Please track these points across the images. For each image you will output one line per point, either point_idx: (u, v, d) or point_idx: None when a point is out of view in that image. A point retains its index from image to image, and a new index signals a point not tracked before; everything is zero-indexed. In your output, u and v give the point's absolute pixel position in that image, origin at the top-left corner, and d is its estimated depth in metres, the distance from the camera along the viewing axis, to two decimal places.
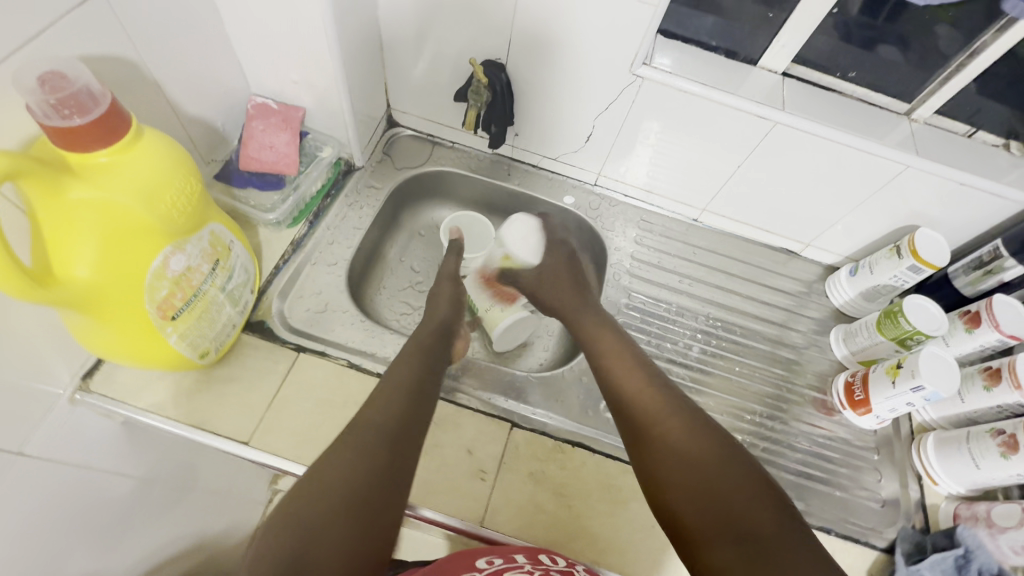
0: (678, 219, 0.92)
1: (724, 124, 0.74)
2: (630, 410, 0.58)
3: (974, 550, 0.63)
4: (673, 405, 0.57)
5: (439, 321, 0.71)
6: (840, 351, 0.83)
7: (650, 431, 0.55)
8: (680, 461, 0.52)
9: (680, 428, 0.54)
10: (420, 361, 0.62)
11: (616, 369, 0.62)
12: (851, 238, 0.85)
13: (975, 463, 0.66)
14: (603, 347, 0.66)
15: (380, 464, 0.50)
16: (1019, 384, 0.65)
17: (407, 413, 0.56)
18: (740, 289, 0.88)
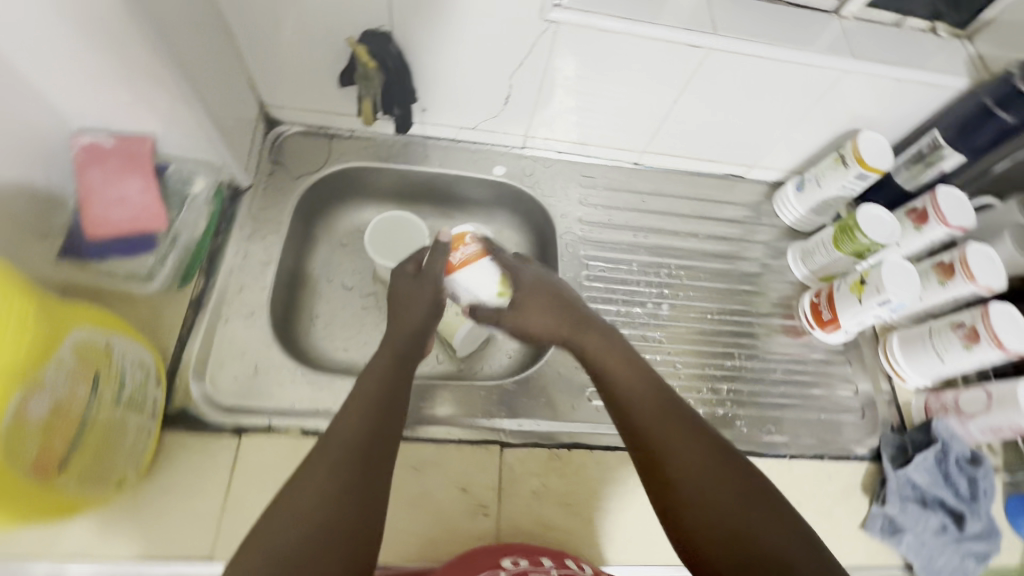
0: (619, 166, 0.85)
1: (656, 59, 0.66)
2: (640, 434, 0.47)
3: (948, 439, 0.67)
4: (692, 425, 0.47)
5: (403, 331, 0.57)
6: (800, 272, 0.82)
7: (671, 458, 0.45)
8: (698, 481, 0.44)
9: (700, 456, 0.45)
10: (384, 368, 0.52)
11: (619, 381, 0.51)
12: (793, 152, 0.82)
13: (940, 358, 0.69)
14: (603, 357, 0.53)
15: (347, 483, 0.42)
16: (973, 277, 0.67)
17: (376, 419, 0.47)
18: (694, 229, 0.85)
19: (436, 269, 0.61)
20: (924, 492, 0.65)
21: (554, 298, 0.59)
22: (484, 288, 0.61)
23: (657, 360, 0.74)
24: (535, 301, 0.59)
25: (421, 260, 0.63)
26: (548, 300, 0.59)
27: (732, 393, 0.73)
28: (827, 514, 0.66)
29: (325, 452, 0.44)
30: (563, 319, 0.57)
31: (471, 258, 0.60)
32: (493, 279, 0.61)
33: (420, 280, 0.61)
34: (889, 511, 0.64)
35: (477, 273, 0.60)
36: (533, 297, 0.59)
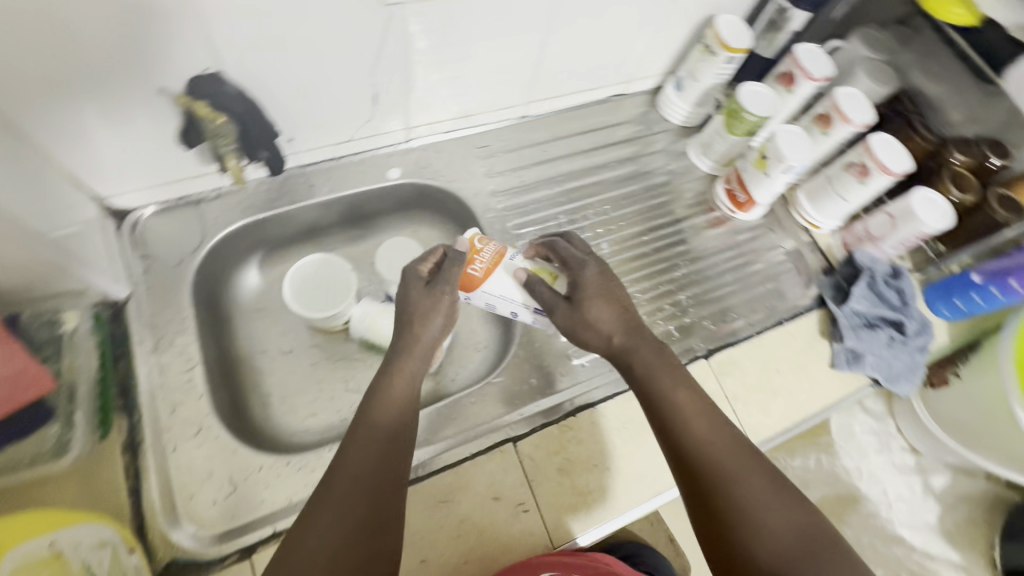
0: (509, 124, 0.83)
1: (510, 8, 0.62)
2: (701, 466, 0.47)
3: (868, 261, 0.76)
4: (760, 468, 0.47)
5: (418, 362, 0.55)
6: (705, 164, 0.86)
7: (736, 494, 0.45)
8: (749, 511, 0.45)
9: (768, 501, 0.45)
10: (392, 401, 0.51)
11: (681, 408, 0.50)
12: (661, 56, 0.83)
13: (843, 199, 0.77)
14: (660, 375, 0.52)
15: (358, 525, 0.43)
16: (849, 119, 0.73)
17: (381, 454, 0.47)
18: (600, 160, 0.86)
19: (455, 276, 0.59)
20: (868, 316, 0.74)
21: (618, 310, 0.56)
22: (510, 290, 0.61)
23: None
24: (599, 305, 0.55)
25: (434, 262, 0.61)
26: (613, 309, 0.56)
27: (690, 298, 0.77)
28: (804, 368, 0.73)
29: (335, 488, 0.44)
30: (621, 331, 0.55)
31: (491, 265, 0.61)
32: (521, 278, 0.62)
33: (429, 287, 0.58)
34: (849, 344, 0.72)
35: (499, 279, 0.61)
36: (599, 305, 0.56)
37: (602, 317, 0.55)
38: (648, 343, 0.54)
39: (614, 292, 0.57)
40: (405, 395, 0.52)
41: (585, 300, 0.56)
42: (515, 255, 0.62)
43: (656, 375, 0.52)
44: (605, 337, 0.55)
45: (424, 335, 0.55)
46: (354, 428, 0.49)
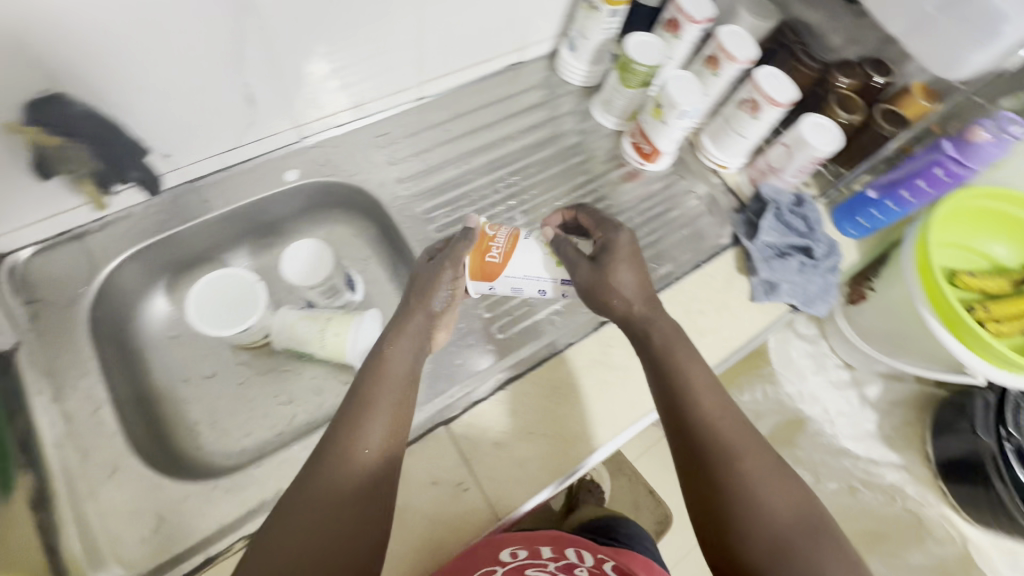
0: (406, 109, 0.81)
1: None
2: (702, 440, 0.54)
3: (774, 193, 0.78)
4: (759, 451, 0.53)
5: (415, 348, 0.59)
6: (610, 121, 0.86)
7: (733, 470, 0.52)
8: (749, 482, 0.51)
9: (767, 477, 0.52)
10: (401, 384, 0.55)
11: (692, 385, 0.57)
12: (548, 18, 0.83)
13: (742, 136, 0.78)
14: (678, 348, 0.59)
15: (359, 495, 0.48)
16: (734, 57, 0.74)
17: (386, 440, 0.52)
18: (505, 132, 0.85)
19: (460, 255, 0.64)
20: (778, 247, 0.77)
21: (640, 279, 0.62)
22: (536, 267, 0.65)
23: None
24: (620, 275, 0.61)
25: (444, 244, 0.67)
26: (637, 278, 0.62)
27: None
28: (726, 306, 0.75)
29: (340, 466, 0.49)
30: (642, 302, 0.61)
31: (508, 249, 0.65)
32: (537, 255, 0.66)
33: (433, 263, 0.64)
34: (764, 275, 0.74)
35: (519, 260, 0.65)
36: (625, 270, 0.62)
37: (628, 283, 0.61)
38: (666, 323, 0.61)
39: (637, 259, 0.63)
40: (404, 374, 0.56)
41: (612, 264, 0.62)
42: (528, 236, 0.67)
43: (674, 350, 0.59)
44: (627, 303, 0.61)
45: (418, 315, 0.60)
46: (356, 407, 0.53)
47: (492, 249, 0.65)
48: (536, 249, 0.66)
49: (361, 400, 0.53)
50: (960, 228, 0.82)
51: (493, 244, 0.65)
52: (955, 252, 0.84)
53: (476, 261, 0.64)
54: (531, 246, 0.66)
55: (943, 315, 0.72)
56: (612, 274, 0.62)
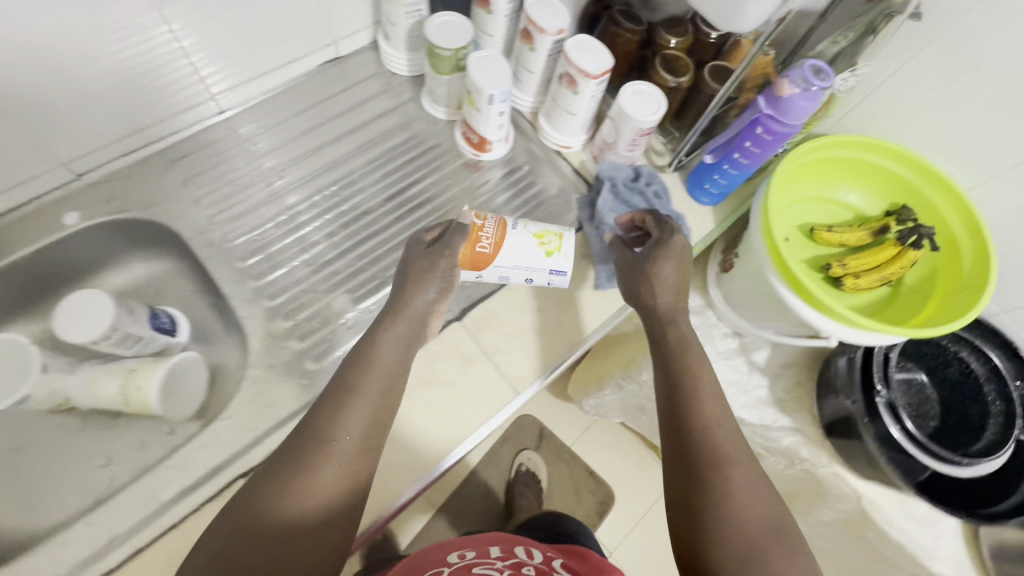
0: (206, 127, 0.74)
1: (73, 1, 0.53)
2: (695, 438, 0.56)
3: (610, 170, 0.74)
4: (749, 465, 0.54)
5: (395, 339, 0.56)
6: (440, 112, 0.79)
7: (720, 471, 0.53)
8: (733, 489, 0.52)
9: (753, 489, 0.53)
10: (382, 380, 0.54)
11: (699, 390, 0.59)
12: (350, 7, 0.75)
13: (570, 114, 0.73)
14: (685, 351, 0.61)
15: (341, 495, 0.49)
16: (543, 29, 0.68)
17: (362, 444, 0.51)
18: (327, 138, 0.78)
19: (456, 244, 0.61)
20: None
21: (676, 274, 0.64)
22: (529, 257, 0.65)
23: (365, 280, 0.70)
24: (664, 273, 0.63)
25: (439, 231, 0.63)
26: (677, 275, 0.64)
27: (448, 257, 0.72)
28: (567, 299, 0.71)
29: (321, 467, 0.48)
30: (674, 303, 0.63)
31: (498, 239, 0.64)
32: (529, 244, 0.65)
33: (429, 250, 0.60)
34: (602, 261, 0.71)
35: (511, 250, 0.64)
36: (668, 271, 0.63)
37: (667, 279, 0.63)
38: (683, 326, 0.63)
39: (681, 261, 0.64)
40: (394, 364, 0.55)
41: (658, 263, 0.64)
42: (517, 224, 0.66)
43: (690, 353, 0.61)
44: (658, 297, 0.63)
45: (417, 298, 0.57)
46: (340, 395, 0.52)
47: (483, 240, 0.63)
48: (528, 238, 0.65)
49: (348, 385, 0.52)
50: (809, 180, 0.79)
51: (482, 234, 0.64)
52: (815, 207, 0.81)
53: (467, 253, 0.63)
54: (521, 236, 0.65)
55: (787, 278, 0.69)
56: (656, 269, 0.63)
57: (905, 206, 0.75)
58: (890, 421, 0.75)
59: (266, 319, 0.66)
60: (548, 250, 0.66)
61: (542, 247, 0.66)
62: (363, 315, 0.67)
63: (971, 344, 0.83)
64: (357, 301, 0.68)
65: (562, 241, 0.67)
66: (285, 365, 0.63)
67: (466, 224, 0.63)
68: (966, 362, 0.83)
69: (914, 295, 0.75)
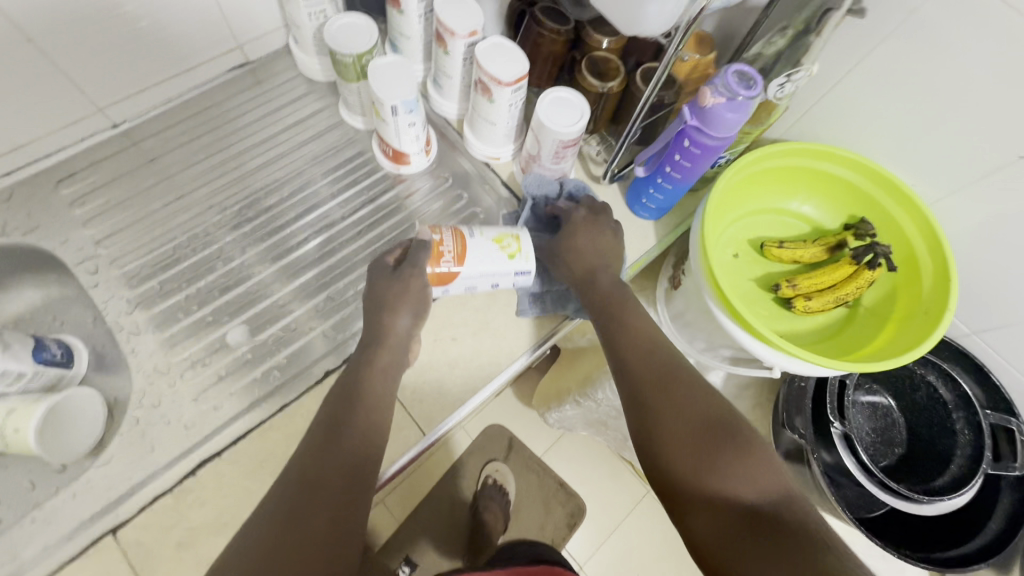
0: (100, 141, 0.68)
1: None
2: (634, 368, 0.54)
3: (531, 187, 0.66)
4: (690, 383, 0.52)
5: (384, 369, 0.54)
6: (359, 122, 0.73)
7: (662, 393, 0.52)
8: (675, 408, 0.51)
9: (696, 403, 0.51)
10: (382, 392, 0.53)
11: (629, 323, 0.57)
12: (253, 8, 0.69)
13: (491, 123, 0.67)
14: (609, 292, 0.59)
15: (358, 495, 0.46)
16: (454, 31, 0.62)
17: (370, 445, 0.50)
18: (236, 149, 0.72)
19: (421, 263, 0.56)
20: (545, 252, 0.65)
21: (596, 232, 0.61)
22: (491, 264, 0.57)
23: (265, 307, 0.64)
24: (582, 241, 0.60)
25: (401, 252, 0.58)
26: (597, 242, 0.60)
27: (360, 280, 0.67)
28: (487, 326, 0.65)
29: (333, 466, 0.47)
30: (600, 251, 0.60)
31: (459, 250, 0.56)
32: (489, 250, 0.57)
33: (397, 272, 0.56)
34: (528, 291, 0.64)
35: (473, 260, 0.57)
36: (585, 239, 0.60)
37: (588, 243, 0.60)
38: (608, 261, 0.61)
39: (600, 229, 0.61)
40: (380, 393, 0.53)
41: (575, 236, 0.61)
42: (474, 231, 0.58)
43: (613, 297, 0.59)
44: (581, 267, 0.60)
45: (398, 325, 0.55)
46: (325, 432, 0.49)
47: (442, 253, 0.55)
48: (487, 245, 0.57)
49: (334, 422, 0.50)
50: (758, 192, 0.72)
51: (442, 249, 0.56)
52: (768, 218, 0.74)
53: (429, 272, 0.56)
54: (482, 242, 0.58)
55: (725, 304, 0.63)
56: (571, 241, 0.61)
57: (863, 220, 0.69)
58: (845, 453, 0.69)
59: (154, 352, 0.61)
60: (514, 253, 0.58)
61: (507, 252, 0.58)
62: (261, 346, 0.62)
63: (938, 368, 0.76)
64: (255, 332, 0.63)
65: (522, 242, 0.59)
66: (170, 404, 0.58)
67: (423, 240, 0.56)
68: (934, 387, 0.76)
69: (871, 317, 0.69)
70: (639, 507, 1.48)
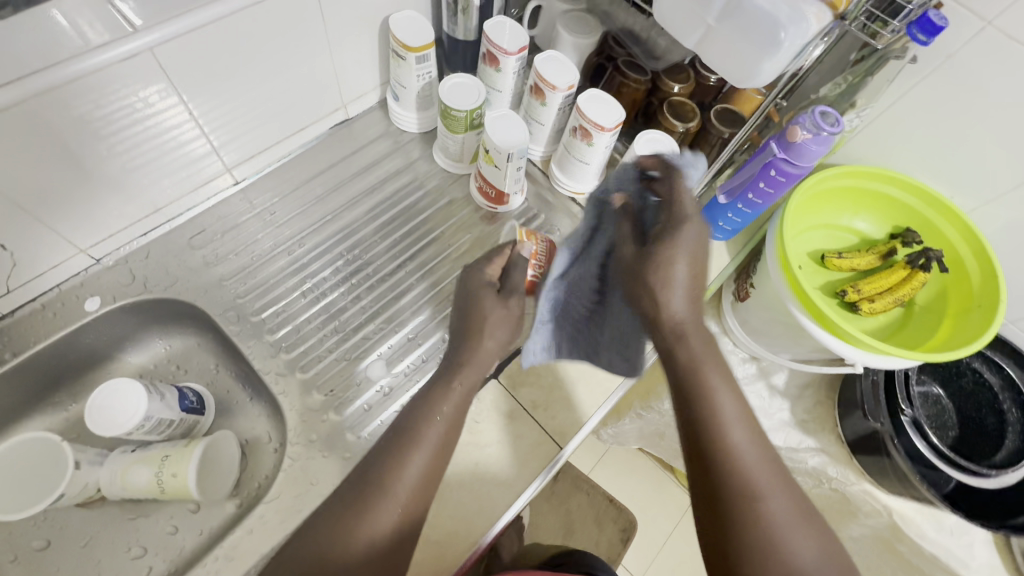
0: (222, 198, 0.74)
1: (90, 95, 0.53)
2: (721, 473, 0.48)
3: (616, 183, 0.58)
4: (789, 496, 0.47)
5: (467, 388, 0.56)
6: (454, 167, 0.80)
7: (754, 509, 0.46)
8: (772, 528, 0.45)
9: (797, 529, 0.46)
10: (455, 408, 0.54)
11: (719, 413, 0.50)
12: (362, 72, 0.76)
13: (585, 162, 0.74)
14: (704, 364, 0.51)
15: (395, 530, 0.48)
16: (555, 86, 0.70)
17: (427, 470, 0.51)
18: (344, 199, 0.79)
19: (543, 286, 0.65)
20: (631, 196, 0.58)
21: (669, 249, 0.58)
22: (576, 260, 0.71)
23: (394, 342, 0.70)
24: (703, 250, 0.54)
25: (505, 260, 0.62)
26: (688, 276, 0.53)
27: None
28: None
29: (376, 490, 0.49)
30: (684, 313, 0.53)
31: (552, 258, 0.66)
32: None
33: (502, 295, 0.61)
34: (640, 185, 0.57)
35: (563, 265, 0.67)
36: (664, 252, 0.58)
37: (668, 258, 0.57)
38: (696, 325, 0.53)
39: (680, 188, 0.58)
40: (458, 404, 0.55)
41: (675, 242, 0.53)
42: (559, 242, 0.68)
43: (703, 370, 0.51)
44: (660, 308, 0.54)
45: (490, 341, 0.59)
46: (403, 439, 0.51)
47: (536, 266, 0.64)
48: None
49: (413, 427, 0.53)
50: (816, 210, 0.81)
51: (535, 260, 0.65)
52: (823, 233, 0.83)
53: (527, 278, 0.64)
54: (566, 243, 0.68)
55: (810, 309, 0.70)
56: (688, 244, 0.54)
57: (909, 230, 0.78)
58: (915, 437, 0.77)
59: (301, 394, 0.66)
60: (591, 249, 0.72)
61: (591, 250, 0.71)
62: (398, 379, 0.67)
63: (982, 355, 0.86)
64: (391, 365, 0.68)
65: None
66: (325, 438, 0.63)
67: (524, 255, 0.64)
68: (980, 372, 0.86)
69: (928, 314, 0.78)
70: (686, 517, 1.53)
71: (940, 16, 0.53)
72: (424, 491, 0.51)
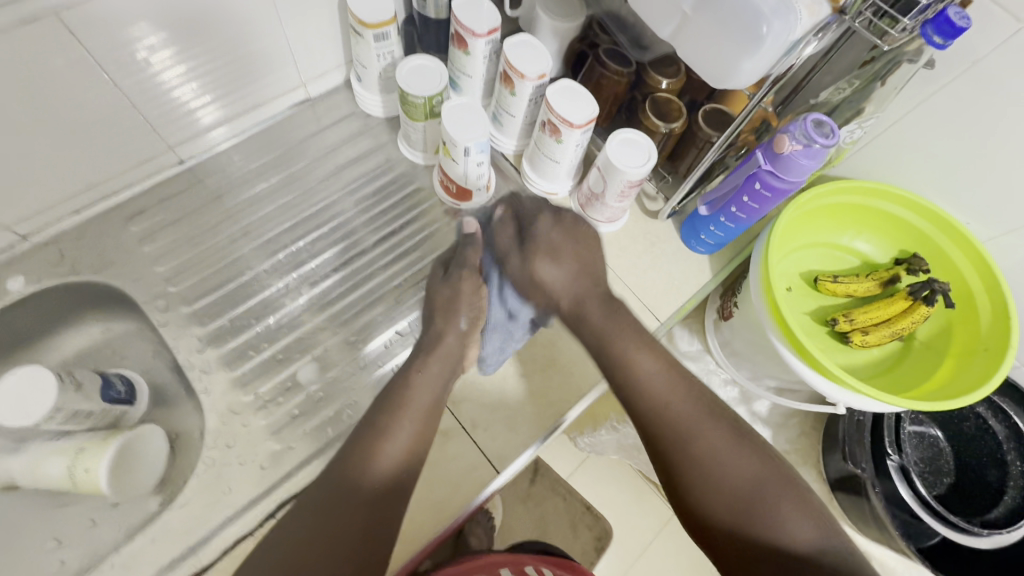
0: (166, 177, 0.70)
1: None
2: (650, 422, 0.53)
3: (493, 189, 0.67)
4: (720, 427, 0.52)
5: (448, 358, 0.59)
6: (418, 157, 0.74)
7: (685, 446, 0.51)
8: (705, 458, 0.51)
9: (728, 454, 0.51)
10: (441, 375, 0.57)
11: (638, 373, 0.55)
12: (323, 49, 0.71)
13: (554, 161, 0.68)
14: (614, 334, 0.56)
15: (393, 482, 0.50)
16: (523, 75, 0.63)
17: (419, 427, 0.53)
18: (298, 185, 0.73)
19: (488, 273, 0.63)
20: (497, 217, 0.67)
21: (569, 234, 0.61)
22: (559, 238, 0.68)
23: (333, 344, 0.65)
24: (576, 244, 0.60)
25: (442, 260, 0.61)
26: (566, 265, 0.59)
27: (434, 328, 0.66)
28: (552, 364, 0.66)
29: (367, 451, 0.50)
30: (568, 292, 0.59)
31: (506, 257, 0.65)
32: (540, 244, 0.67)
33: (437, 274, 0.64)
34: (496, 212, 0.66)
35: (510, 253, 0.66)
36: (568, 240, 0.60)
37: (561, 245, 0.60)
38: (596, 299, 0.58)
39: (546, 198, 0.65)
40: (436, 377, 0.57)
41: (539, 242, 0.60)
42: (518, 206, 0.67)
43: (610, 339, 0.56)
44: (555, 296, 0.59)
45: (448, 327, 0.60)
46: (372, 436, 0.51)
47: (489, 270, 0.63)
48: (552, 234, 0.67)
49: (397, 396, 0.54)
50: (813, 226, 0.73)
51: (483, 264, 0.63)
52: (819, 252, 0.75)
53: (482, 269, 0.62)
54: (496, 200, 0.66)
55: (791, 341, 0.63)
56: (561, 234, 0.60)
57: (916, 255, 0.70)
58: (901, 484, 0.70)
59: (226, 392, 0.62)
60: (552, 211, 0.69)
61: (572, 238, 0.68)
62: (331, 385, 0.63)
63: (987, 400, 0.79)
64: (325, 369, 0.64)
65: None
66: (245, 444, 0.59)
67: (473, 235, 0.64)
68: (984, 418, 0.78)
69: (928, 351, 0.70)
70: None
71: (960, 15, 0.45)
72: (402, 486, 0.50)
